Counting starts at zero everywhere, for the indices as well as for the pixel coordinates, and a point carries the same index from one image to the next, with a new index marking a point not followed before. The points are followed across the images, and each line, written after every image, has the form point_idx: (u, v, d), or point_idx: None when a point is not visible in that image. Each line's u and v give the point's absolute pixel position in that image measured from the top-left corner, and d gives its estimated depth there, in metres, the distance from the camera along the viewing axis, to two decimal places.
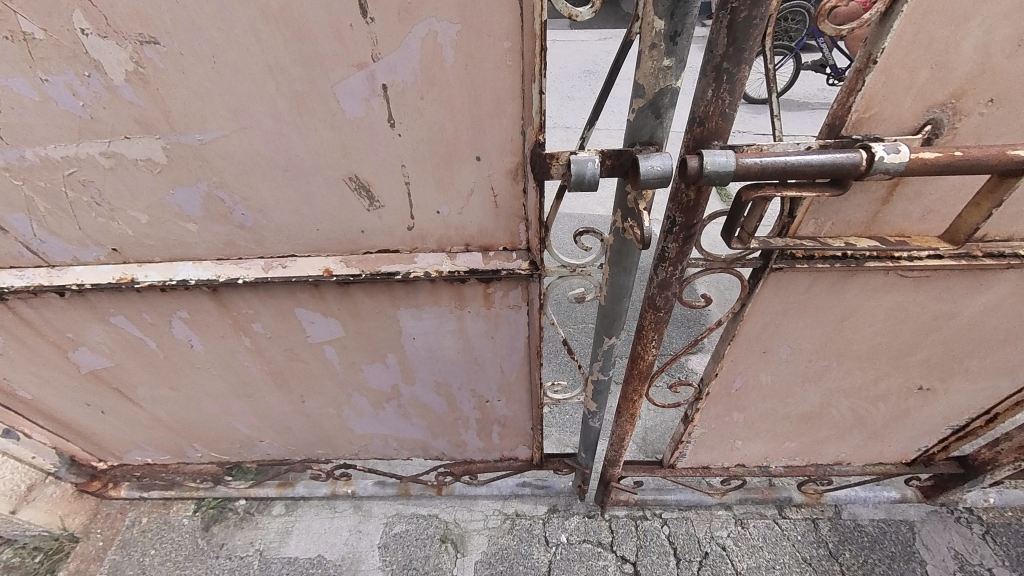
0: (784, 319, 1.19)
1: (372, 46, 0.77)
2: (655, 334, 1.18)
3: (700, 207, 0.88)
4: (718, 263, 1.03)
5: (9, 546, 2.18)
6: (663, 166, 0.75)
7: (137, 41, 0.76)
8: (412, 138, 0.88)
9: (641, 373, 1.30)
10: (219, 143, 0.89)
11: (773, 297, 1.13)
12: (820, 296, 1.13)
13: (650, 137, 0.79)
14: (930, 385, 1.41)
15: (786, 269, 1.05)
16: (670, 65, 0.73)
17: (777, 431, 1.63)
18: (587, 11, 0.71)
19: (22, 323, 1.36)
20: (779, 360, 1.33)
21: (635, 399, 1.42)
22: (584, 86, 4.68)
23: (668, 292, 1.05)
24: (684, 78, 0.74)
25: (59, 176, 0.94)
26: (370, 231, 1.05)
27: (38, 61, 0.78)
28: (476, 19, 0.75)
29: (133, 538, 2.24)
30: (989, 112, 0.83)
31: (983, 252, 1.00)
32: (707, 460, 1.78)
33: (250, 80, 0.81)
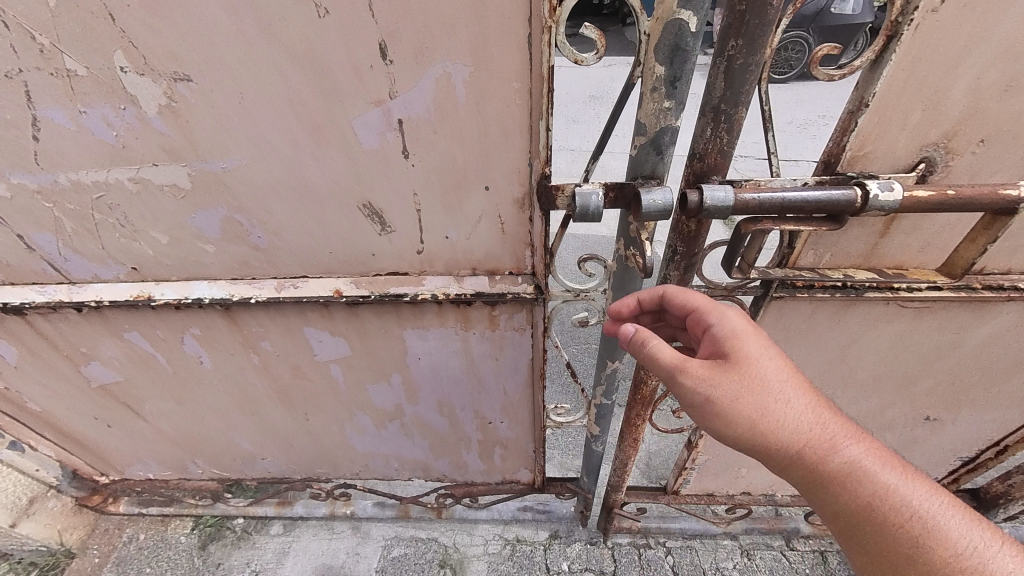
0: (786, 347, 1.20)
1: (389, 84, 0.82)
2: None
3: (700, 237, 0.91)
4: (720, 290, 1.05)
5: (6, 560, 2.17)
6: (664, 200, 0.79)
7: (171, 79, 0.80)
8: (424, 168, 0.92)
9: (645, 398, 1.30)
10: (240, 170, 0.93)
11: (775, 324, 1.14)
12: (821, 325, 1.14)
13: (652, 171, 0.82)
14: (937, 415, 1.39)
15: (787, 298, 1.06)
16: (670, 106, 0.76)
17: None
18: (592, 57, 0.75)
19: (39, 337, 1.39)
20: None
21: (639, 424, 1.41)
22: (588, 110, 4.52)
23: (670, 319, 1.07)
24: (684, 118, 0.78)
25: (88, 200, 0.99)
26: (380, 254, 1.09)
27: (78, 95, 0.83)
28: (487, 60, 0.79)
29: (130, 555, 2.22)
30: (981, 152, 0.86)
31: (983, 284, 1.01)
32: (712, 487, 1.75)
33: (272, 114, 0.85)
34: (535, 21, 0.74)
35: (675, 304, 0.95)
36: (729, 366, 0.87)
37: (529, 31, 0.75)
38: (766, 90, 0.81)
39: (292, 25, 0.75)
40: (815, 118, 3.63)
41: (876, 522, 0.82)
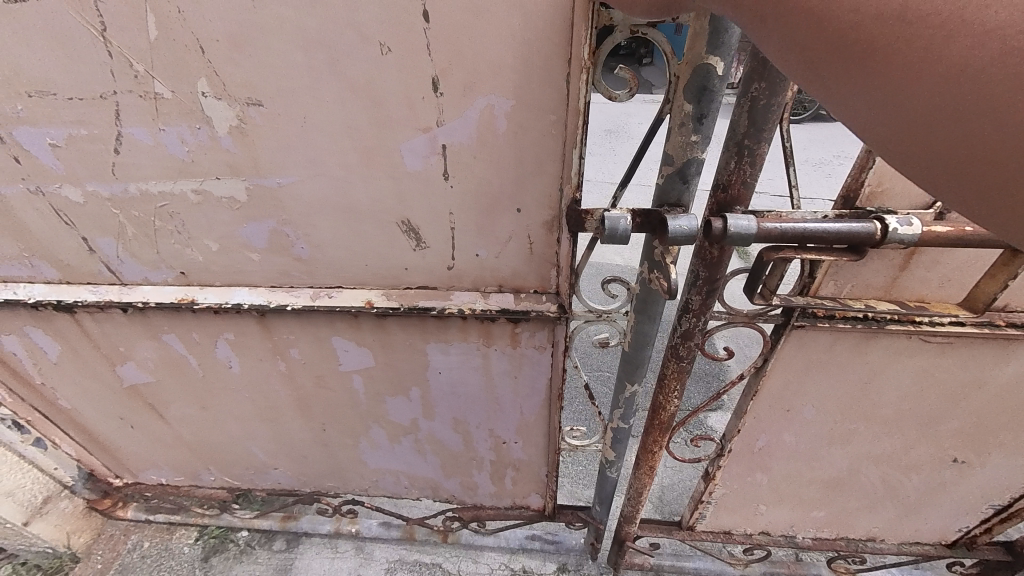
0: (806, 378, 1.21)
1: (437, 114, 0.89)
2: (678, 384, 1.20)
3: (722, 263, 0.94)
4: (741, 316, 1.06)
5: (11, 561, 2.17)
6: (689, 226, 0.83)
7: (244, 104, 0.89)
8: (461, 190, 0.99)
9: (662, 423, 1.30)
10: (293, 186, 1.01)
11: (796, 354, 1.15)
12: (841, 357, 1.15)
13: (677, 200, 0.88)
14: (965, 457, 1.35)
15: (807, 328, 1.08)
16: (697, 140, 0.81)
17: (802, 497, 1.56)
18: (625, 94, 0.81)
19: (82, 336, 1.47)
20: (802, 421, 1.32)
21: (656, 451, 1.40)
22: (605, 143, 4.61)
23: (691, 343, 1.09)
24: (709, 151, 0.83)
25: (151, 208, 1.07)
26: (412, 268, 1.15)
27: (160, 115, 0.92)
28: (528, 95, 0.85)
29: (133, 562, 2.21)
30: None
31: (1006, 321, 1.02)
32: (729, 524, 1.70)
33: (327, 136, 0.93)
34: (574, 61, 0.79)
35: None
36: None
37: (568, 71, 0.81)
38: (787, 128, 0.87)
39: (355, 59, 0.83)
40: (830, 158, 3.69)
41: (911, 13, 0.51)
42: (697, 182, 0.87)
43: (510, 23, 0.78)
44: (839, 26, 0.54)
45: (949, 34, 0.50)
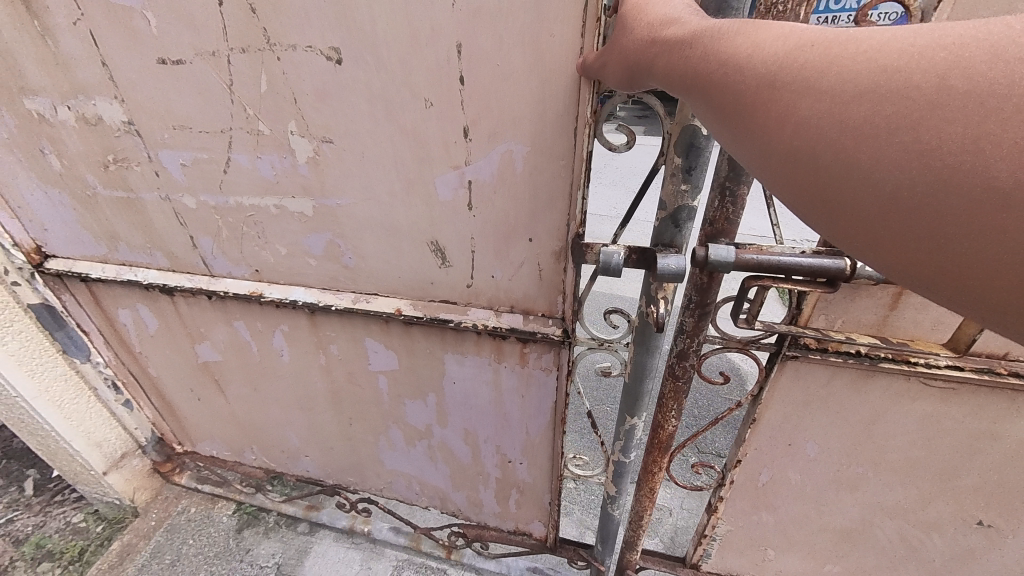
0: (805, 414, 1.22)
1: (466, 155, 1.06)
2: (675, 404, 1.23)
3: (712, 288, 1.00)
4: (735, 342, 1.09)
5: (85, 508, 2.52)
6: (678, 265, 0.92)
7: (319, 141, 1.12)
8: (483, 219, 1.15)
9: (661, 444, 1.31)
10: (349, 207, 1.23)
11: (792, 386, 1.17)
12: (837, 396, 1.16)
13: (670, 241, 0.97)
14: (990, 520, 1.28)
15: (801, 359, 1.10)
16: (686, 188, 0.91)
17: (810, 544, 1.54)
18: (623, 146, 0.94)
19: (176, 316, 1.78)
20: (806, 459, 1.32)
21: (656, 472, 1.39)
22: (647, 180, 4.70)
23: (686, 363, 1.13)
24: (700, 199, 0.92)
25: (242, 217, 1.34)
26: (437, 283, 1.31)
27: (259, 147, 1.17)
28: (542, 144, 1.00)
29: (179, 524, 2.49)
30: None
31: (1008, 369, 1.00)
32: (736, 566, 1.67)
33: (378, 168, 1.14)
34: (580, 118, 0.94)
35: (630, 38, 0.74)
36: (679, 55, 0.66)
37: (575, 125, 0.95)
38: None
39: (404, 110, 1.03)
40: None
41: (789, 71, 0.54)
42: (688, 226, 0.96)
43: (528, 86, 0.94)
44: (736, 101, 0.59)
45: (821, 86, 0.52)
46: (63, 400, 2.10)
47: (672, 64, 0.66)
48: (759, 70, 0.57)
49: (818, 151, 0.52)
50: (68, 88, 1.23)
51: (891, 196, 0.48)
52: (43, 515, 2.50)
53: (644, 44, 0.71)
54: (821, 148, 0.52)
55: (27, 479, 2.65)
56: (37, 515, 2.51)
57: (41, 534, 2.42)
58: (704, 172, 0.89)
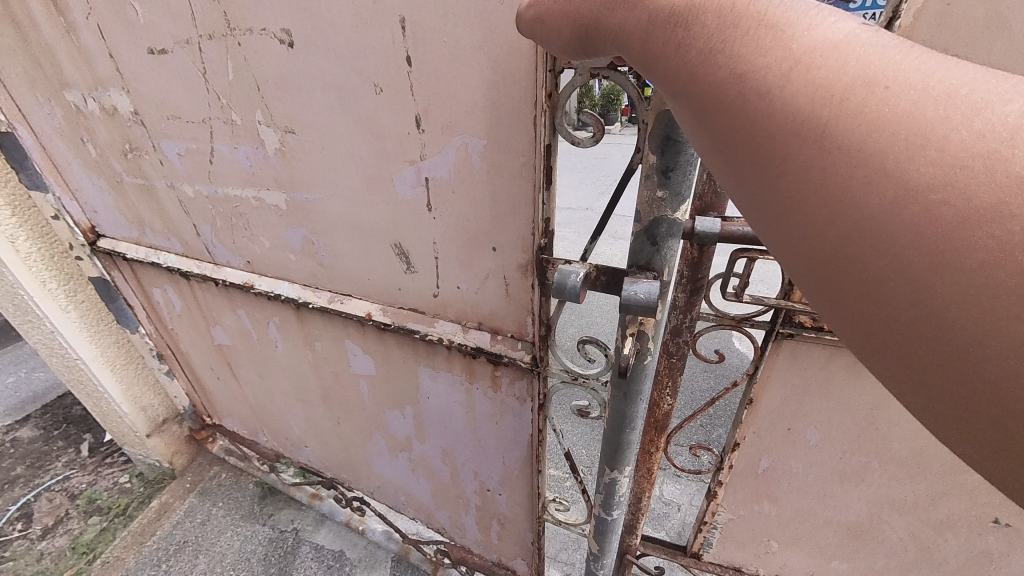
0: (806, 397, 1.09)
1: (421, 149, 0.93)
2: (670, 381, 1.08)
3: (704, 264, 0.91)
4: (729, 320, 0.99)
5: (130, 470, 2.76)
6: (648, 294, 0.72)
7: (284, 131, 1.06)
8: (444, 222, 1.01)
9: (656, 421, 1.15)
10: (317, 202, 1.16)
11: (791, 368, 1.06)
12: (834, 381, 1.04)
13: (646, 262, 0.75)
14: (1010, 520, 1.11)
15: (798, 338, 1.00)
16: (663, 196, 0.69)
17: (816, 541, 1.37)
18: (587, 140, 0.75)
19: (193, 299, 1.88)
20: (807, 448, 1.18)
21: (652, 453, 1.24)
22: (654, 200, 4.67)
23: (680, 339, 1.02)
24: (682, 210, 0.70)
25: (230, 208, 1.35)
26: (405, 289, 1.20)
27: (235, 137, 1.15)
28: (500, 137, 0.84)
29: (211, 488, 2.69)
30: None
31: None
32: (739, 558, 1.49)
33: (339, 162, 1.04)
34: (536, 104, 0.76)
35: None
36: (687, 49, 0.47)
37: (533, 113, 0.77)
38: None
39: (356, 101, 0.92)
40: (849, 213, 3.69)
41: (842, 116, 0.39)
42: (668, 244, 0.74)
43: (479, 69, 0.78)
44: (759, 135, 0.43)
45: (882, 159, 0.37)
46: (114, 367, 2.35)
47: (672, 55, 0.47)
48: (802, 101, 0.40)
49: (851, 241, 0.38)
50: (91, 81, 1.33)
51: (936, 325, 0.35)
52: (95, 474, 2.75)
53: (603, 3, 0.53)
54: (858, 237, 0.38)
55: (83, 442, 2.92)
56: (89, 474, 2.75)
57: (93, 490, 2.66)
58: (691, 174, 0.68)
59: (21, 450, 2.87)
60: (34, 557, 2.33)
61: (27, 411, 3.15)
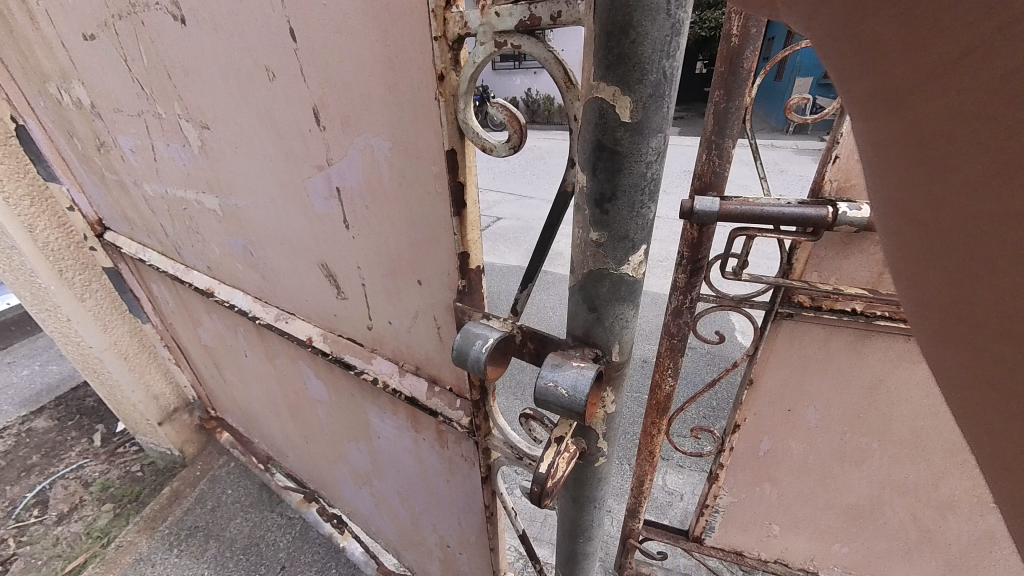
0: (806, 378, 1.03)
1: (326, 151, 0.72)
2: (672, 364, 0.94)
3: (706, 243, 0.82)
4: (729, 301, 0.88)
5: (144, 459, 2.70)
6: (573, 390, 0.46)
7: (201, 126, 0.90)
8: (364, 243, 0.80)
9: (656, 404, 0.98)
10: (247, 209, 0.99)
11: (788, 348, 1.00)
12: (831, 361, 0.99)
13: (585, 333, 0.50)
14: None
15: (798, 319, 0.94)
16: (601, 240, 0.44)
17: (817, 525, 1.28)
18: (504, 146, 0.49)
19: (179, 297, 1.84)
20: (808, 429, 1.11)
21: (655, 436, 1.03)
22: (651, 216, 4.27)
23: (682, 321, 0.89)
24: (635, 262, 0.44)
25: (181, 209, 1.24)
26: (340, 316, 1.01)
27: (166, 133, 1.02)
28: (406, 139, 0.60)
29: (220, 476, 2.56)
30: None
31: None
32: (740, 544, 1.41)
33: (256, 164, 0.87)
34: (438, 91, 0.52)
35: None
36: None
37: (436, 103, 0.53)
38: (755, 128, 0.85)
39: (253, 89, 0.74)
40: None
41: None
42: (615, 312, 0.48)
43: (369, 46, 0.56)
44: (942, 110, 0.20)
45: None
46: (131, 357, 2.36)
47: None
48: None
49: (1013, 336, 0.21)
50: (60, 73, 1.27)
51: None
52: (110, 463, 2.68)
53: None
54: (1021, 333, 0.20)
55: (96, 431, 2.85)
56: (103, 463, 2.68)
57: (106, 477, 2.60)
58: (647, 208, 0.42)
59: (36, 440, 2.79)
60: (49, 540, 2.29)
61: (41, 402, 3.06)
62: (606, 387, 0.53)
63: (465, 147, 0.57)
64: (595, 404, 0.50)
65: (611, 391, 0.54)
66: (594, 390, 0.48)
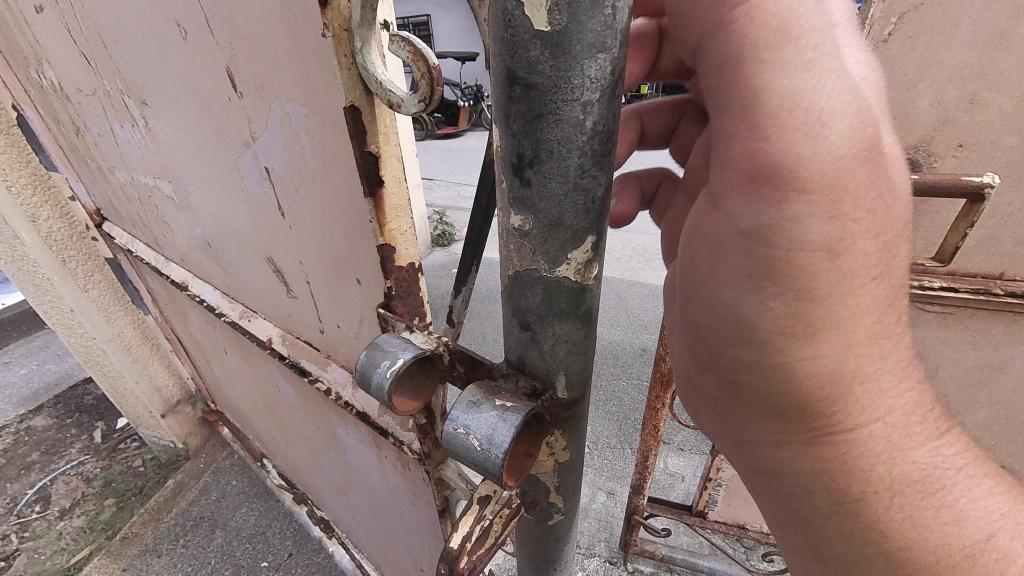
0: None
1: (248, 123, 0.60)
2: None
3: None
4: None
5: (145, 453, 2.27)
6: (483, 442, 0.37)
7: (142, 102, 0.81)
8: (302, 234, 0.69)
9: (662, 378, 0.87)
10: (197, 195, 0.90)
11: None
12: None
13: (520, 360, 0.41)
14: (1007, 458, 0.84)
15: None
16: (522, 220, 0.34)
17: None
18: (412, 102, 0.38)
19: (163, 292, 1.78)
20: None
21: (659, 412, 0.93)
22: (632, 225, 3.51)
23: None
24: (569, 250, 0.34)
25: (148, 197, 1.16)
26: (295, 317, 0.90)
27: (119, 112, 0.93)
28: (319, 104, 0.48)
29: (224, 469, 2.11)
30: (964, 158, 0.62)
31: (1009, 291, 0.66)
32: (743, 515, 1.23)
33: (195, 144, 0.76)
34: (331, 28, 0.40)
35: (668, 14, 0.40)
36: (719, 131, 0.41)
37: (331, 45, 0.41)
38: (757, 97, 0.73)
39: (171, 53, 0.64)
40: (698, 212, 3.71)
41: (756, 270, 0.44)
42: (553, 328, 0.38)
43: None
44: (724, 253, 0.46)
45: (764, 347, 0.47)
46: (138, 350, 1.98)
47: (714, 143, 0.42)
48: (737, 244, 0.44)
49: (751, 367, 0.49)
50: (32, 54, 1.21)
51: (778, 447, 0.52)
52: (110, 460, 2.24)
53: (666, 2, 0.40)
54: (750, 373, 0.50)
55: (98, 428, 2.38)
56: (103, 461, 2.24)
57: (109, 473, 2.18)
58: (590, 180, 0.32)
59: (36, 438, 2.32)
60: (50, 539, 1.93)
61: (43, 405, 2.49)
62: (550, 428, 0.43)
63: (376, 110, 0.45)
64: (530, 456, 0.41)
65: (558, 433, 0.44)
66: (523, 438, 0.40)
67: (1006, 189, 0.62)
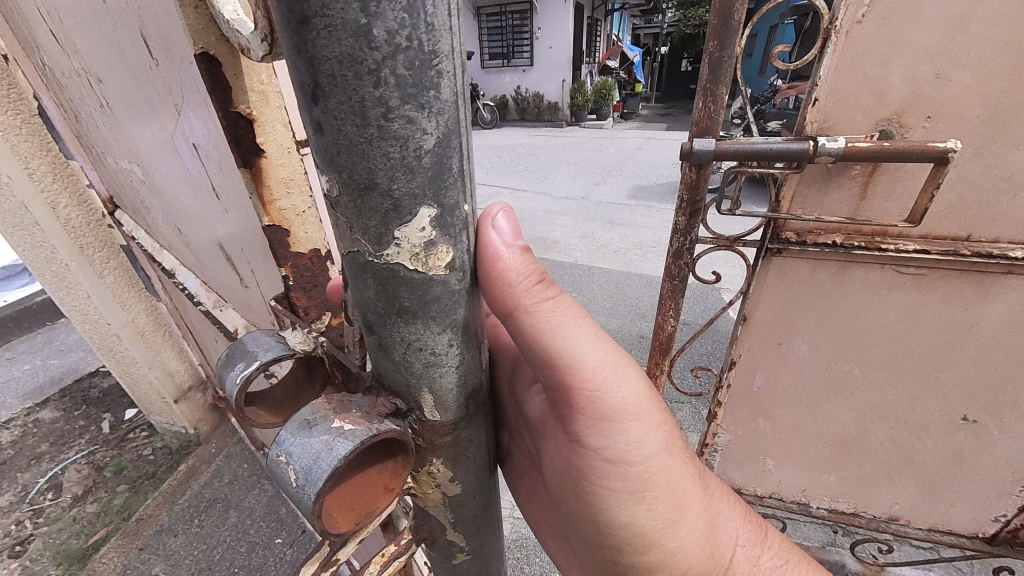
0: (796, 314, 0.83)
1: (169, 96, 0.65)
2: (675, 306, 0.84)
3: (704, 184, 0.70)
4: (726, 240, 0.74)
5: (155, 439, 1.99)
6: (298, 469, 0.38)
7: (92, 78, 0.82)
8: (235, 207, 0.72)
9: (660, 346, 0.89)
10: (153, 177, 0.89)
11: (778, 288, 0.81)
12: (820, 296, 0.80)
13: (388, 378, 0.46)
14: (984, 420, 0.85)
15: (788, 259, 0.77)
16: (333, 172, 0.37)
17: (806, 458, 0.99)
18: (255, 45, 0.40)
19: None
20: (800, 366, 0.88)
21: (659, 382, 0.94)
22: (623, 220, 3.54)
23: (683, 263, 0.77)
24: (389, 220, 0.38)
25: (118, 180, 1.17)
26: (250, 301, 0.92)
27: (80, 95, 0.96)
28: None
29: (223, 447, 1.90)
30: (931, 131, 0.64)
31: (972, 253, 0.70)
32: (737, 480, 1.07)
33: (139, 127, 0.79)
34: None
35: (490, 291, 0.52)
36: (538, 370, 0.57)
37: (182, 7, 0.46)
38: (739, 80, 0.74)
39: (101, 31, 0.68)
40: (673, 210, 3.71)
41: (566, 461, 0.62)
42: (395, 328, 0.43)
43: None
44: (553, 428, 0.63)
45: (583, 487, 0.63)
46: (153, 336, 1.66)
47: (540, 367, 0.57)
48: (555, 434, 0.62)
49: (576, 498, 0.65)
50: None
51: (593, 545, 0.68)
52: (120, 448, 1.98)
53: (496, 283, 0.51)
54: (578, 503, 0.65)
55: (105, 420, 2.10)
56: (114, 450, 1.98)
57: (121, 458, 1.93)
58: (402, 125, 0.35)
59: (44, 430, 2.08)
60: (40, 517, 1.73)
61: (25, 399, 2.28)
62: (429, 456, 0.49)
63: (241, 65, 0.50)
64: (390, 489, 0.44)
65: (438, 464, 0.50)
66: (377, 459, 0.44)
67: (969, 156, 0.65)
